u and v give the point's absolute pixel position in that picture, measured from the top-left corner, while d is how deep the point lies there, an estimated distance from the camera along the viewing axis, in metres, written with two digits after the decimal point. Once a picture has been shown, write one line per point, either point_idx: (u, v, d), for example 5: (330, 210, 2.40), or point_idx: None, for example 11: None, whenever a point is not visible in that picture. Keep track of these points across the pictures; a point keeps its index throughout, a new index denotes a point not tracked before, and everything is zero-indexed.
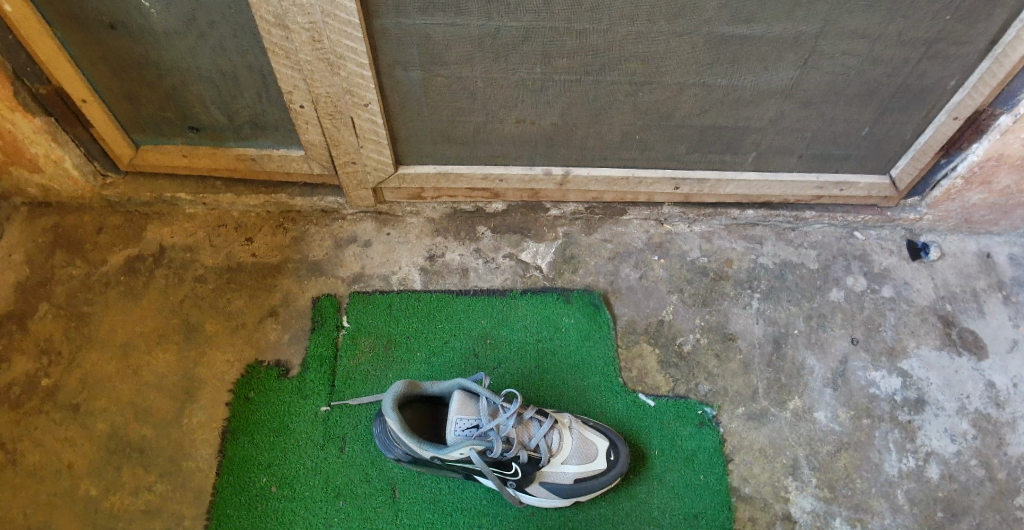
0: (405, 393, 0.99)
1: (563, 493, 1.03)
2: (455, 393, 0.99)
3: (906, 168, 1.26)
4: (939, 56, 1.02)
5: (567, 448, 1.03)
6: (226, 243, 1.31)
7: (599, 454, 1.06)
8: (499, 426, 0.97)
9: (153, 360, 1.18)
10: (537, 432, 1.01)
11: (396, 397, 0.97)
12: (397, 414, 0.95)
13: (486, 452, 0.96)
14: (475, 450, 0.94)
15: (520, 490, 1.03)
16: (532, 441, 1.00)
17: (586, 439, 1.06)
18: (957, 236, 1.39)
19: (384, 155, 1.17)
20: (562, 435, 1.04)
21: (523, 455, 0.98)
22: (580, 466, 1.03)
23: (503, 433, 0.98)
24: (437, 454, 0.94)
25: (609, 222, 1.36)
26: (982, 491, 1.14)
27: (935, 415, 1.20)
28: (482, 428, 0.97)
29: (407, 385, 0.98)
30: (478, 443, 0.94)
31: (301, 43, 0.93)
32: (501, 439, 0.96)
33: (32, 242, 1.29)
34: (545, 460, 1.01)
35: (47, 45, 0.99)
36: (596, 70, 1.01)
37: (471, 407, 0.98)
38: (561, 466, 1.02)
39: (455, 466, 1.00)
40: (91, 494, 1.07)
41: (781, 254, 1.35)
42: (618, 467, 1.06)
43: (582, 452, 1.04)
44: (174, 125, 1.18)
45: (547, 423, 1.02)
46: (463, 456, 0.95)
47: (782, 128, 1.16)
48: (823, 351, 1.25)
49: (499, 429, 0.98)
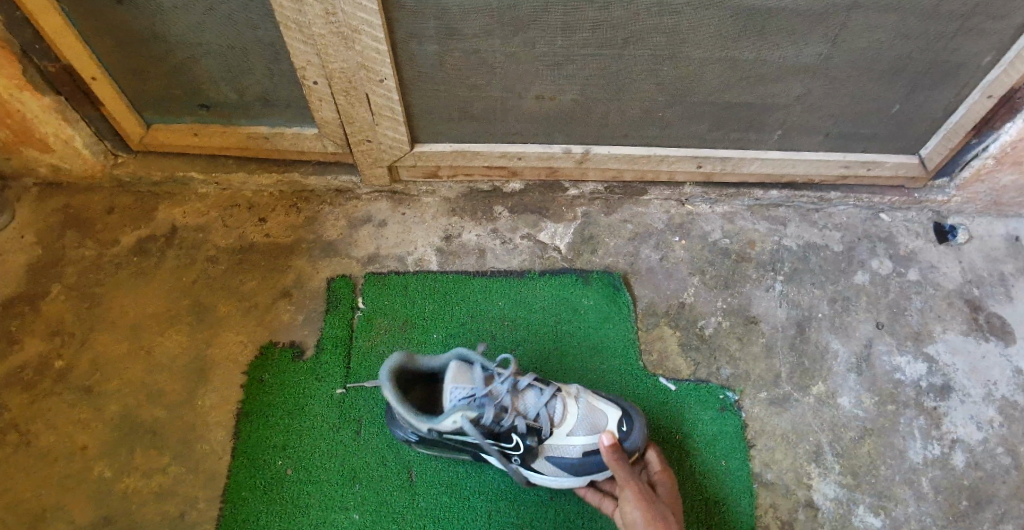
0: (407, 367, 0.95)
1: (572, 468, 0.96)
2: (451, 362, 0.95)
3: (936, 148, 1.22)
4: (975, 31, 0.98)
5: (573, 418, 0.96)
6: (238, 223, 1.29)
7: (608, 424, 0.98)
8: (494, 392, 0.93)
9: (165, 342, 1.17)
10: (536, 400, 0.95)
11: (393, 369, 0.92)
12: (395, 387, 0.91)
13: (481, 421, 0.91)
14: (467, 418, 0.90)
15: (529, 468, 0.98)
16: (532, 410, 0.95)
17: (594, 409, 0.98)
18: (986, 218, 1.35)
19: (400, 133, 1.15)
20: (565, 403, 0.97)
21: (522, 424, 0.93)
22: (587, 437, 0.96)
23: (500, 400, 0.93)
24: (432, 424, 0.91)
25: (629, 202, 1.33)
26: (1007, 480, 1.11)
27: (960, 401, 1.17)
28: (476, 396, 0.91)
29: (404, 359, 0.94)
30: (469, 410, 0.90)
31: (314, 16, 0.90)
32: (494, 405, 0.92)
33: (43, 222, 1.28)
34: (547, 432, 0.94)
35: (53, 19, 0.97)
36: (618, 44, 0.98)
37: (467, 375, 0.93)
38: (567, 439, 0.96)
39: (457, 442, 0.96)
40: (104, 476, 1.06)
41: (805, 236, 1.32)
42: (630, 441, 0.97)
43: (589, 422, 0.97)
44: (185, 103, 1.15)
45: (547, 391, 0.96)
46: (457, 425, 0.91)
47: (808, 106, 1.13)
48: (847, 335, 1.22)
49: (495, 397, 0.93)
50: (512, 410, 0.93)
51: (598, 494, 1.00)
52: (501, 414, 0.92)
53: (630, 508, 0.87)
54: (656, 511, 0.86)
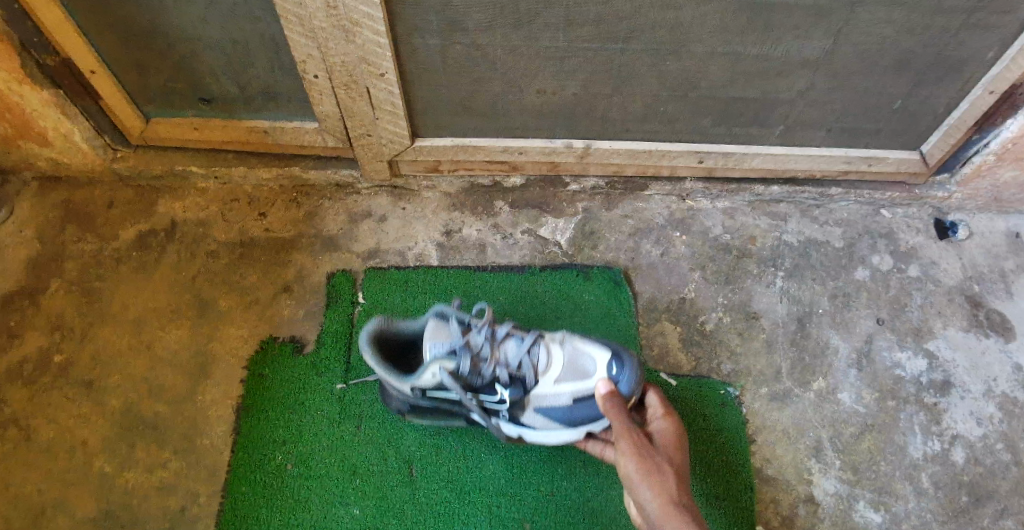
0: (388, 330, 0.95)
1: (563, 418, 0.92)
2: (429, 320, 0.95)
3: (937, 144, 1.22)
4: (979, 26, 0.98)
5: (558, 364, 0.91)
6: (238, 218, 1.29)
7: (597, 370, 0.91)
8: (471, 343, 0.92)
9: (166, 337, 1.16)
10: (517, 350, 0.92)
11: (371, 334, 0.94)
12: (373, 348, 0.93)
13: (459, 373, 0.90)
14: (444, 370, 0.88)
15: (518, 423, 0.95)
16: (514, 359, 0.91)
17: (580, 355, 0.92)
18: (986, 215, 1.35)
19: (401, 127, 1.15)
20: (549, 349, 0.92)
21: (503, 373, 0.91)
22: (575, 383, 0.90)
23: (476, 349, 0.91)
24: (413, 383, 0.91)
25: (630, 197, 1.33)
26: (1007, 475, 1.11)
27: (960, 398, 1.17)
28: (455, 350, 0.91)
29: (384, 321, 0.94)
30: (446, 362, 0.89)
31: (315, 9, 0.90)
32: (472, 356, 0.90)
33: (43, 217, 1.27)
34: (531, 380, 0.91)
35: (53, 13, 0.97)
36: (621, 37, 0.98)
37: (446, 332, 0.93)
38: (553, 387, 0.91)
39: (444, 402, 0.97)
40: (105, 471, 1.05)
41: (806, 232, 1.32)
42: (623, 384, 0.88)
43: (575, 368, 0.91)
44: (186, 97, 1.15)
45: (527, 338, 0.92)
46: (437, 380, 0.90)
47: (811, 100, 1.13)
48: (848, 331, 1.22)
49: (472, 348, 0.91)
50: (491, 360, 0.91)
51: (599, 444, 0.95)
52: (480, 365, 0.91)
53: (624, 458, 0.77)
54: (652, 462, 0.75)
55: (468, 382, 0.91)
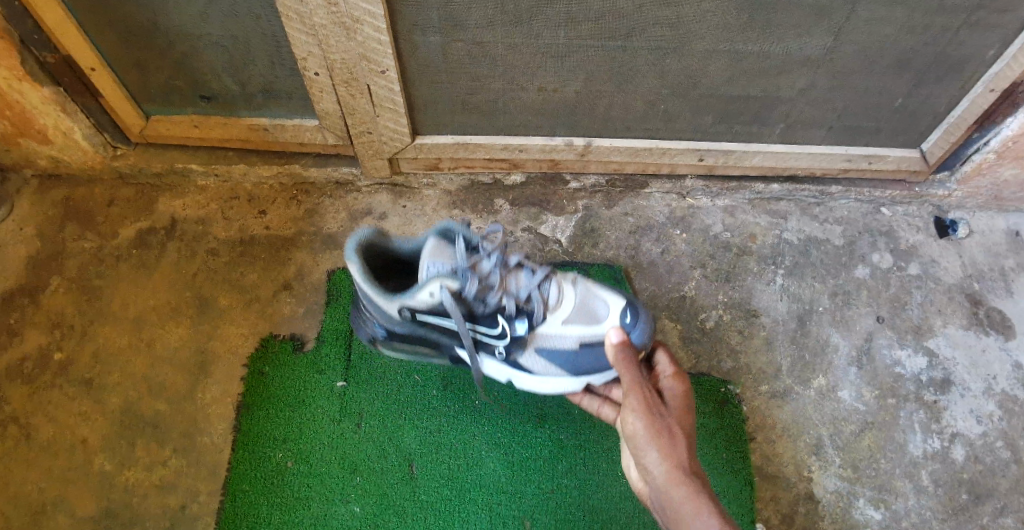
0: (377, 242, 0.88)
1: (566, 363, 0.91)
2: (430, 236, 0.87)
3: (937, 142, 1.22)
4: (981, 24, 0.98)
5: (568, 303, 0.89)
6: (238, 215, 1.29)
7: (608, 316, 0.90)
8: (479, 266, 0.85)
9: (166, 334, 1.16)
10: (528, 282, 0.88)
11: (360, 244, 0.86)
12: (360, 259, 0.85)
13: (461, 294, 0.84)
14: (446, 289, 0.82)
15: (516, 363, 0.94)
16: (524, 290, 0.88)
17: (592, 298, 0.91)
18: (987, 213, 1.35)
19: (401, 125, 1.15)
20: (561, 286, 0.90)
21: (511, 304, 0.87)
22: (584, 327, 0.89)
23: (484, 274, 0.86)
24: (401, 300, 0.85)
25: (631, 194, 1.33)
26: (1007, 473, 1.11)
27: (961, 395, 1.17)
28: (458, 270, 0.85)
29: (373, 231, 0.87)
30: (450, 281, 0.82)
31: (316, 6, 0.90)
32: (479, 280, 0.85)
33: (43, 215, 1.27)
34: (539, 315, 0.88)
35: (53, 11, 0.96)
36: (622, 35, 0.98)
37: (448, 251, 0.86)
38: (561, 327, 0.89)
39: (428, 328, 0.92)
40: (105, 469, 1.05)
41: (806, 230, 1.32)
42: (635, 334, 0.88)
43: (586, 312, 0.90)
44: (186, 94, 1.15)
45: (540, 272, 0.88)
46: (431, 299, 0.84)
47: (812, 98, 1.13)
48: (848, 328, 1.22)
49: (480, 271, 0.85)
50: (499, 288, 0.86)
51: (597, 401, 1.00)
52: (487, 291, 0.86)
53: (632, 415, 0.77)
54: (662, 422, 0.75)
55: (468, 308, 0.86)
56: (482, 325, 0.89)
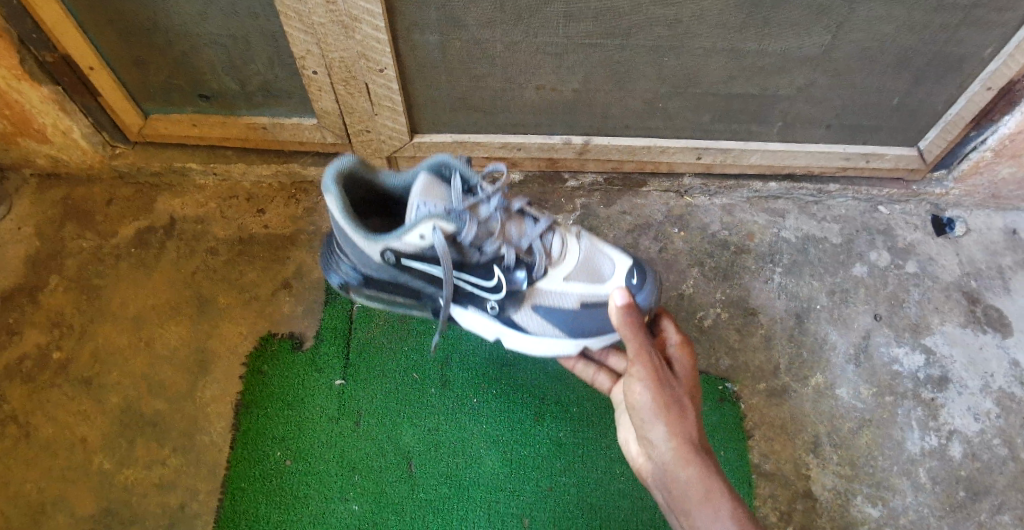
0: (361, 174, 0.85)
1: (565, 322, 0.91)
2: (421, 174, 0.84)
3: (935, 141, 1.23)
4: (978, 23, 0.98)
5: (572, 259, 0.91)
6: (237, 214, 1.29)
7: (613, 276, 0.93)
8: (478, 210, 0.85)
9: (165, 333, 1.17)
10: (530, 231, 0.88)
11: (340, 175, 0.82)
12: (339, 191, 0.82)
13: (456, 236, 0.83)
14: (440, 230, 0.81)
15: (510, 321, 0.92)
16: (524, 239, 0.88)
17: (597, 256, 0.93)
18: (984, 211, 1.36)
19: (400, 123, 1.15)
20: (566, 240, 0.92)
21: (510, 254, 0.86)
22: (587, 285, 0.91)
23: (483, 219, 0.85)
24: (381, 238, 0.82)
25: (629, 193, 1.34)
26: (1004, 470, 1.12)
27: (958, 393, 1.17)
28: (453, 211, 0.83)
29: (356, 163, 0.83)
30: (446, 223, 0.81)
31: (315, 5, 0.90)
32: (476, 223, 0.83)
33: (42, 214, 1.27)
34: (540, 268, 0.89)
35: (52, 9, 0.96)
36: (621, 33, 0.98)
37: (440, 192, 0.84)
38: (563, 283, 0.90)
39: (407, 273, 0.89)
40: (105, 467, 1.06)
41: (804, 228, 1.32)
42: (641, 296, 0.91)
43: (590, 269, 0.92)
44: (185, 93, 1.15)
45: (542, 223, 0.89)
46: (416, 239, 0.82)
47: (810, 97, 1.13)
48: (846, 326, 1.22)
49: (478, 215, 0.84)
50: (497, 235, 0.86)
51: (593, 367, 1.02)
52: (485, 237, 0.85)
53: (640, 385, 0.77)
54: (671, 395, 0.76)
55: (461, 252, 0.86)
56: (477, 275, 0.89)
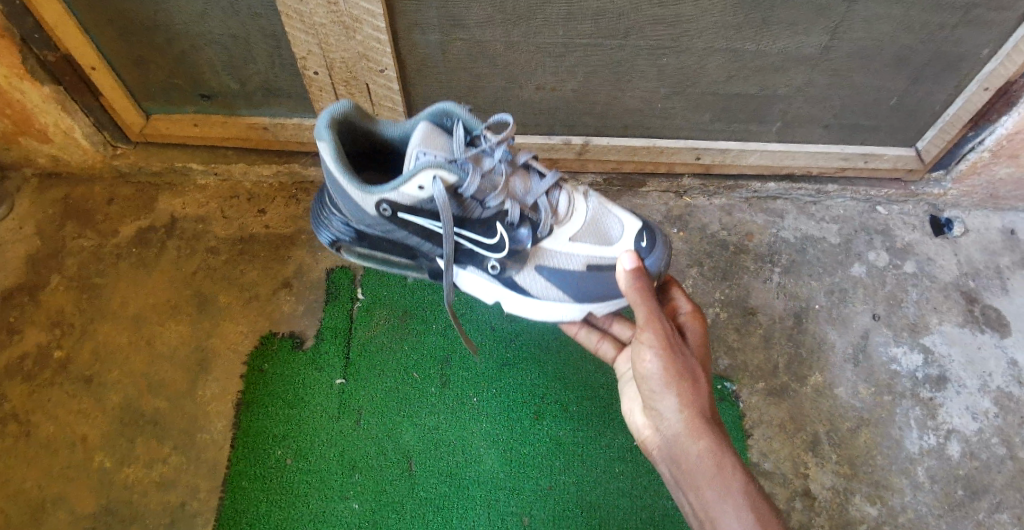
0: (356, 122, 0.84)
1: (570, 285, 0.93)
2: (420, 124, 0.83)
3: (933, 141, 1.23)
4: (977, 22, 0.99)
5: (579, 219, 0.92)
6: (238, 214, 1.29)
7: (620, 239, 0.93)
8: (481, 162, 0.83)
9: (165, 332, 1.17)
10: (535, 188, 0.88)
11: (334, 121, 0.80)
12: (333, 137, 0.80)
13: (459, 188, 0.82)
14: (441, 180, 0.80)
15: (513, 282, 0.94)
16: (529, 195, 0.87)
17: (606, 218, 0.93)
18: (982, 212, 1.36)
19: None
20: (573, 199, 0.92)
21: (514, 209, 0.85)
22: (593, 246, 0.92)
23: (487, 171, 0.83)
24: (377, 189, 0.80)
25: (628, 193, 1.34)
26: (1003, 469, 1.12)
27: (957, 392, 1.18)
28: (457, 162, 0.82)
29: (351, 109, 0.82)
30: (448, 173, 0.79)
31: (316, 5, 0.90)
32: (479, 176, 0.82)
33: (43, 213, 1.28)
34: (544, 226, 0.88)
35: (53, 6, 0.97)
36: (621, 33, 0.99)
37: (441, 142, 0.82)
38: (570, 245, 0.91)
39: (402, 229, 0.87)
40: (105, 466, 1.06)
41: (803, 228, 1.33)
42: (649, 260, 0.92)
43: (597, 232, 0.92)
44: (185, 92, 1.16)
45: (548, 179, 0.88)
46: (415, 190, 0.80)
47: (809, 97, 1.14)
48: (845, 326, 1.23)
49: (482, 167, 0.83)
50: (501, 189, 0.84)
51: (596, 335, 1.04)
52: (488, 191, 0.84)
53: (651, 353, 0.78)
54: (683, 365, 0.76)
55: (462, 206, 0.85)
56: (480, 232, 0.88)
